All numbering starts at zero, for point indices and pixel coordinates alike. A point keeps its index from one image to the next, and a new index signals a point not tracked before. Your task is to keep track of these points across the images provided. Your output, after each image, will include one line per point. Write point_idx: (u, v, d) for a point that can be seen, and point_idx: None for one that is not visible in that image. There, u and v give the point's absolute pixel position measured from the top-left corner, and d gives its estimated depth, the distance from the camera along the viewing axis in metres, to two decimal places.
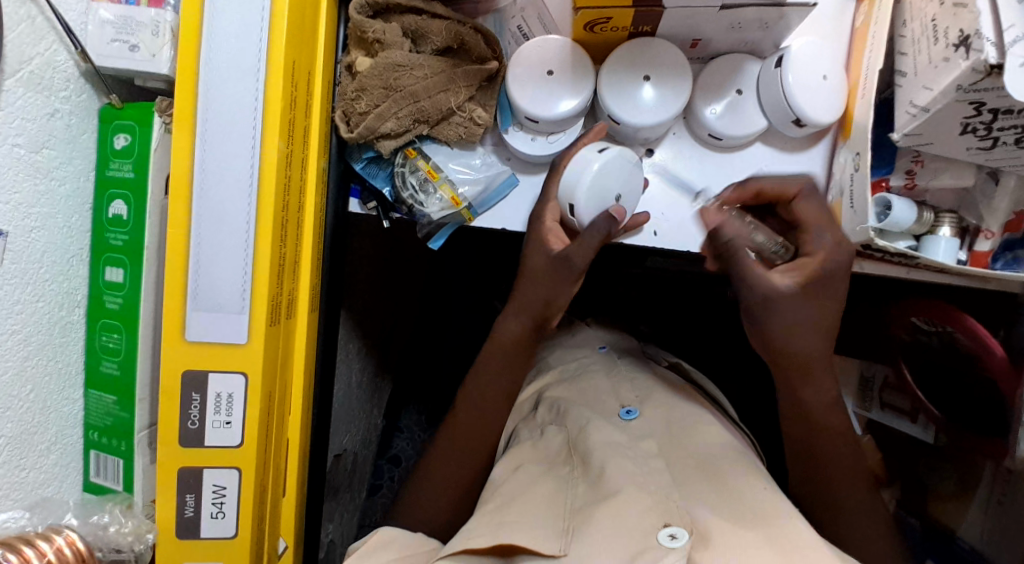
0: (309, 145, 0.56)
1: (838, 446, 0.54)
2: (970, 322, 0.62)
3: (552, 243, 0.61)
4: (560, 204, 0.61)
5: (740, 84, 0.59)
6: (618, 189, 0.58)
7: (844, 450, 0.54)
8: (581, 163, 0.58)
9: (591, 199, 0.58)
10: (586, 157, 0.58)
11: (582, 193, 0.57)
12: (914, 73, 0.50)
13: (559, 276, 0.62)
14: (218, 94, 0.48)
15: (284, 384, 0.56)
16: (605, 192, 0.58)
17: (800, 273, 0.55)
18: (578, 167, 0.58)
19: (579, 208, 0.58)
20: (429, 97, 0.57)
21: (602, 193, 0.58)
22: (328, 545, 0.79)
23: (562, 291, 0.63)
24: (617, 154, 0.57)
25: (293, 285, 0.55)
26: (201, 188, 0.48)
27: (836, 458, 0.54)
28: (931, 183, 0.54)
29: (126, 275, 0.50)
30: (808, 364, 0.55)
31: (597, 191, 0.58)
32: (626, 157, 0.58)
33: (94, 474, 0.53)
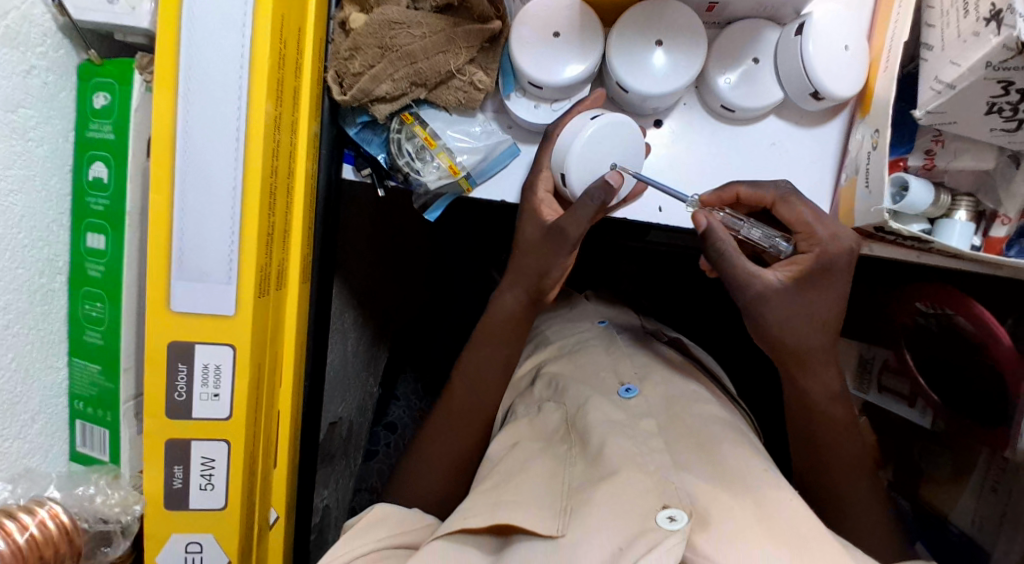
0: (300, 108, 0.53)
1: (839, 431, 0.56)
2: (979, 308, 0.60)
3: (546, 214, 0.58)
4: (552, 174, 0.58)
5: (758, 52, 0.56)
6: (614, 158, 0.55)
7: (844, 435, 0.56)
8: (572, 130, 0.55)
9: (583, 168, 0.55)
10: (580, 123, 0.55)
11: (572, 161, 0.54)
12: (940, 47, 0.47)
13: (549, 246, 0.58)
14: (202, 50, 0.45)
15: (274, 355, 0.54)
16: (599, 161, 0.55)
17: (793, 269, 0.53)
18: (569, 135, 0.55)
19: (570, 177, 0.55)
20: (426, 58, 0.54)
21: (596, 160, 0.55)
22: (323, 510, 0.81)
23: (551, 262, 0.59)
24: (611, 120, 0.54)
25: (283, 254, 0.53)
26: (184, 152, 0.46)
27: (836, 445, 0.56)
28: (949, 165, 0.52)
29: (108, 242, 0.48)
30: (803, 356, 0.54)
31: (590, 158, 0.55)
32: (622, 122, 0.55)
33: (80, 444, 0.52)
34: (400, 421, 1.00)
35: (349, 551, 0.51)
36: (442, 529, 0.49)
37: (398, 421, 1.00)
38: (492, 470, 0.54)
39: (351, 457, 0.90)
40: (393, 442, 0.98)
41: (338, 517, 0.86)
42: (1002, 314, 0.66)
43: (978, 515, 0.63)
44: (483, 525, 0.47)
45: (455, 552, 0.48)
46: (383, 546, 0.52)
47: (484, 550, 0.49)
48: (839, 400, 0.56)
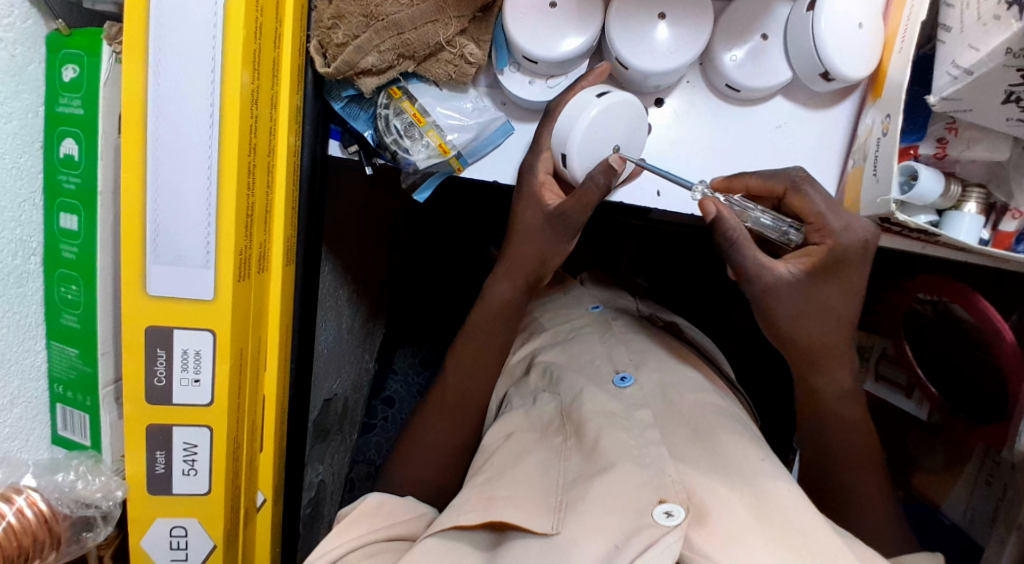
0: (280, 80, 0.50)
1: (842, 433, 0.54)
2: (982, 302, 0.58)
3: (546, 198, 0.57)
4: (552, 155, 0.56)
5: (767, 27, 0.53)
6: (616, 140, 0.53)
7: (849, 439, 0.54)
8: (575, 109, 0.52)
9: (584, 149, 0.53)
10: (584, 102, 0.52)
11: (575, 142, 0.52)
12: (959, 28, 0.45)
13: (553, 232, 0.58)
14: (172, 20, 0.42)
15: (257, 338, 0.53)
16: (601, 141, 0.53)
17: (807, 261, 0.50)
18: (571, 115, 0.52)
19: (571, 157, 0.53)
20: (414, 28, 0.51)
21: (597, 142, 0.53)
22: (318, 484, 0.81)
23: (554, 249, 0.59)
24: (617, 98, 0.52)
25: (264, 236, 0.51)
26: (156, 127, 0.43)
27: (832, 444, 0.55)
28: (962, 154, 0.49)
29: (80, 222, 0.46)
30: (807, 351, 0.52)
31: (593, 140, 0.52)
32: (628, 104, 0.52)
33: (62, 427, 0.51)
34: (398, 395, 0.99)
35: (340, 546, 0.51)
36: (437, 525, 0.49)
37: (396, 395, 0.99)
38: (485, 462, 0.54)
39: (348, 432, 0.91)
40: (391, 415, 0.98)
41: (332, 490, 0.87)
42: (1007, 310, 0.65)
43: (970, 507, 0.63)
44: (475, 523, 0.47)
45: (448, 549, 0.47)
46: (367, 541, 0.51)
47: (479, 546, 0.48)
48: (841, 399, 0.54)
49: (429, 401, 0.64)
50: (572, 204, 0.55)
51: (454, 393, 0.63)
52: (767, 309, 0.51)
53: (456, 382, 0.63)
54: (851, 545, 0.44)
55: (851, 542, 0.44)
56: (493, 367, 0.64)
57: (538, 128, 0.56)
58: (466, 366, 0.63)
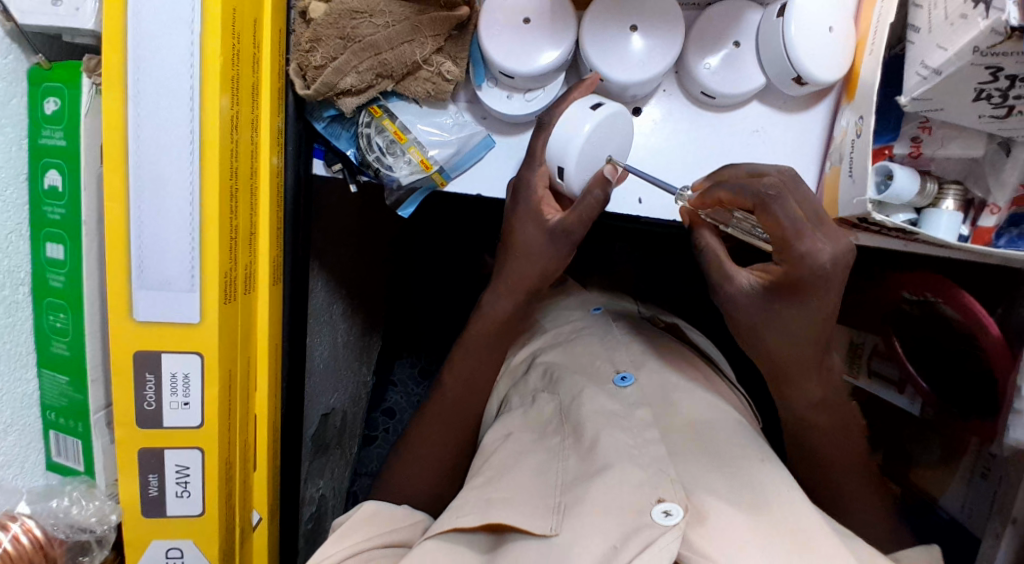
0: (260, 104, 0.51)
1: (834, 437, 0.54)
2: (966, 297, 0.59)
3: (547, 213, 0.57)
4: (547, 168, 0.55)
5: (738, 34, 0.53)
6: (610, 151, 0.54)
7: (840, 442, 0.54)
8: (571, 123, 0.52)
9: (583, 164, 0.53)
10: (580, 116, 0.52)
11: (574, 156, 0.52)
12: (927, 29, 0.45)
13: (538, 243, 0.58)
14: (149, 52, 0.43)
15: (246, 360, 0.54)
16: (597, 154, 0.54)
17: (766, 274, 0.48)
18: (567, 130, 0.52)
19: (570, 173, 0.53)
20: (391, 48, 0.52)
21: (594, 154, 0.53)
22: (320, 499, 0.82)
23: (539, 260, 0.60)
24: (612, 113, 0.52)
25: (250, 258, 0.52)
26: (137, 156, 0.44)
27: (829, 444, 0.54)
28: (936, 153, 0.49)
29: (67, 251, 0.47)
30: None
31: (590, 152, 0.53)
32: (618, 113, 0.53)
33: (55, 454, 0.52)
34: (398, 407, 1.00)
35: (340, 550, 0.51)
36: (434, 528, 0.49)
37: (396, 406, 1.00)
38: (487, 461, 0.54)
39: (348, 445, 0.91)
40: (393, 427, 0.99)
41: (333, 505, 0.87)
42: (993, 303, 0.64)
43: (967, 502, 0.63)
44: (474, 524, 0.47)
45: (448, 549, 0.48)
46: (364, 548, 0.51)
47: (478, 549, 0.49)
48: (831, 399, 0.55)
49: (424, 410, 0.65)
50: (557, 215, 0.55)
51: (449, 402, 0.64)
52: None
53: (450, 393, 0.64)
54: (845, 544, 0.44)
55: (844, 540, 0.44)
56: (486, 377, 0.64)
57: (531, 140, 0.55)
58: (457, 374, 0.64)
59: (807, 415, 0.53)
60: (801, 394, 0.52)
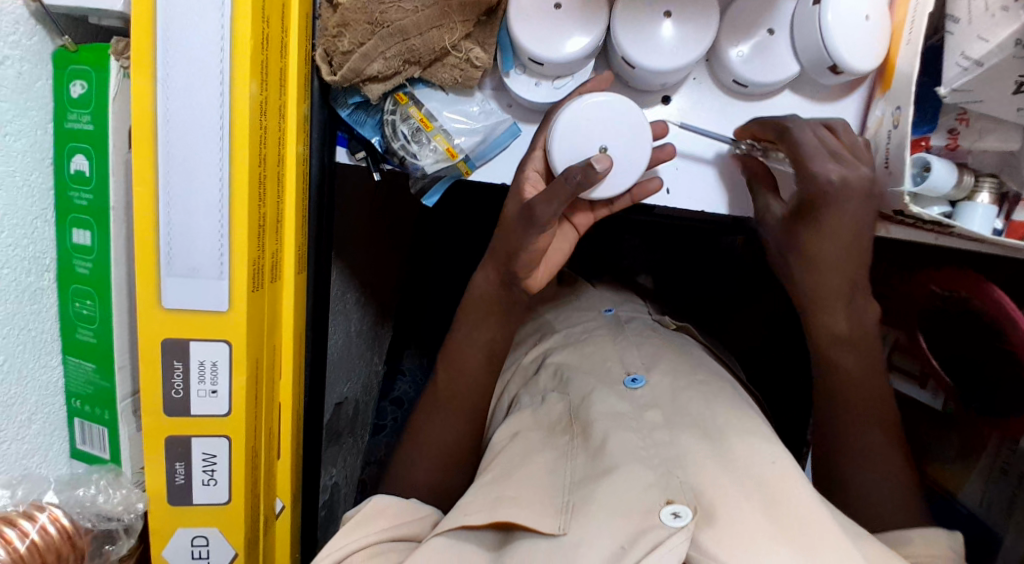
0: (287, 89, 0.50)
1: None
2: (996, 292, 0.56)
3: (528, 193, 0.56)
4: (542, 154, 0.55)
5: (772, 22, 0.52)
6: (603, 141, 0.53)
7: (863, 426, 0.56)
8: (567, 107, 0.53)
9: (566, 145, 0.53)
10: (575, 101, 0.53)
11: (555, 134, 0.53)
12: (967, 19, 0.44)
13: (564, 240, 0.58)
14: (180, 34, 0.42)
15: (271, 348, 0.53)
16: (587, 141, 0.53)
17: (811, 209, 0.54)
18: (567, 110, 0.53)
19: (552, 152, 0.53)
20: (419, 34, 0.51)
21: (579, 141, 0.53)
22: (332, 488, 0.82)
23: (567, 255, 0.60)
24: (605, 99, 0.52)
25: (276, 245, 0.51)
26: (167, 140, 0.43)
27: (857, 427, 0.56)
28: (974, 145, 0.49)
29: (94, 238, 0.46)
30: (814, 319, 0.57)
31: (572, 135, 0.53)
32: (630, 110, 0.52)
33: (80, 442, 0.52)
34: (406, 396, 0.99)
35: (344, 546, 0.51)
36: (444, 525, 0.50)
37: (404, 396, 1.00)
38: (494, 460, 0.55)
39: (359, 434, 0.91)
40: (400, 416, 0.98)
41: (347, 494, 0.87)
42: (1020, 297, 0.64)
43: (986, 496, 0.63)
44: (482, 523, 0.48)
45: (456, 550, 0.48)
46: (373, 541, 0.51)
47: (486, 547, 0.49)
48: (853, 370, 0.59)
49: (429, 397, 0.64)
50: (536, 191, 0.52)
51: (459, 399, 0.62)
52: None
53: (460, 387, 0.62)
54: (862, 545, 0.45)
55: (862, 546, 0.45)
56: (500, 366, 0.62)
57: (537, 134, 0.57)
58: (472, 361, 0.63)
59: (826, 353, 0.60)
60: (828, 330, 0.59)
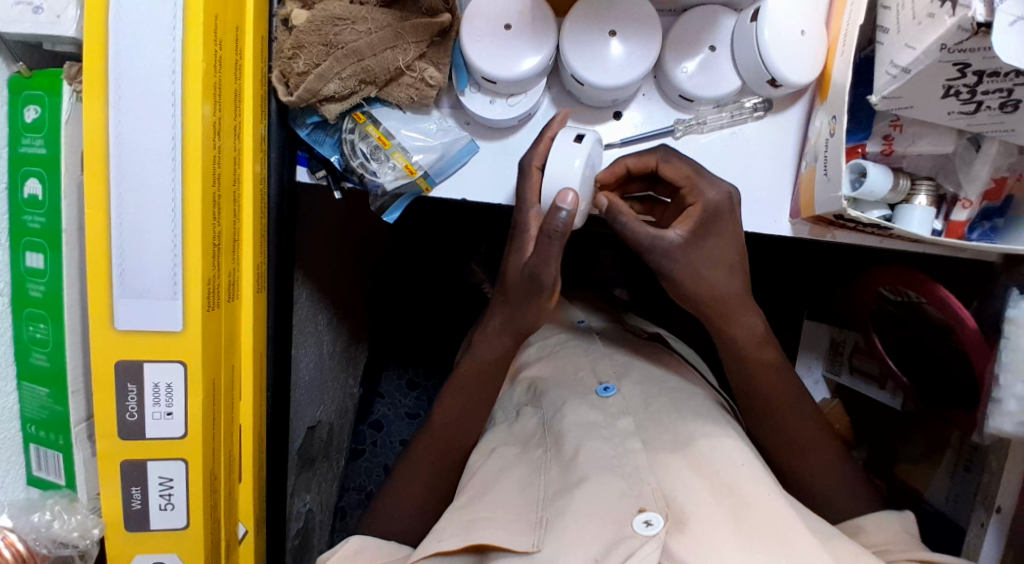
0: (242, 112, 0.51)
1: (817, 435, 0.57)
2: (943, 292, 0.58)
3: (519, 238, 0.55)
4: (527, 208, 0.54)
5: (714, 39, 0.55)
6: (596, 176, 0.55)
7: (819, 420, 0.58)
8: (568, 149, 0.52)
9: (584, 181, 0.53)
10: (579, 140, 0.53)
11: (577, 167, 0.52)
12: (895, 31, 0.46)
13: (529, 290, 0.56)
14: (130, 58, 0.43)
15: (230, 368, 0.53)
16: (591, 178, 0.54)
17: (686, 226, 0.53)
18: (561, 169, 0.52)
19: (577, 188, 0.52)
20: (374, 55, 0.52)
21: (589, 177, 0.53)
22: (307, 514, 0.81)
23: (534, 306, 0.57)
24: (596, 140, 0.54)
25: (233, 264, 0.52)
26: (119, 161, 0.44)
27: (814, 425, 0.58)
28: (908, 149, 0.51)
29: (46, 260, 0.46)
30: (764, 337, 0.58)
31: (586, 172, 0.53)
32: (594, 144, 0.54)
33: (36, 468, 0.51)
34: (385, 419, 0.99)
35: None
36: (417, 554, 0.49)
37: (383, 419, 1.00)
38: (471, 480, 0.54)
39: (335, 459, 0.91)
40: (379, 440, 0.98)
41: (321, 520, 0.87)
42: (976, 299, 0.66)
43: (953, 493, 0.63)
44: (457, 547, 0.47)
45: None
46: None
47: None
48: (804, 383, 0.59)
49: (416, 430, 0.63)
50: (533, 257, 0.54)
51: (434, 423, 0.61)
52: (707, 299, 0.56)
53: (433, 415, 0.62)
54: (830, 547, 0.46)
55: (831, 548, 0.45)
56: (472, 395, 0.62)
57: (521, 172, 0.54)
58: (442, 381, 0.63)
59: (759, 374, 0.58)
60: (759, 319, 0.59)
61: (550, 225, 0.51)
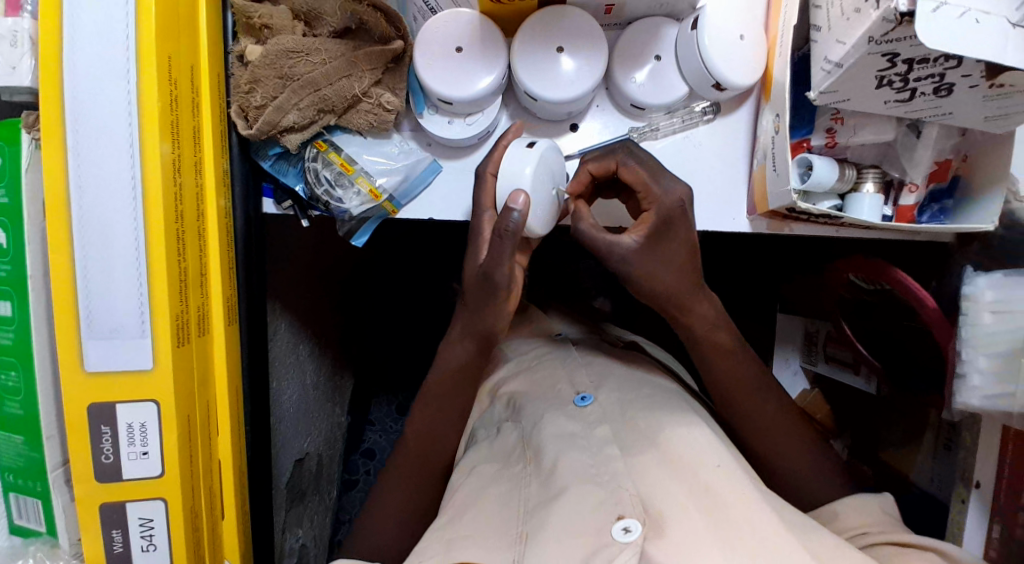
0: (202, 148, 0.52)
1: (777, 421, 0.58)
2: (899, 274, 0.59)
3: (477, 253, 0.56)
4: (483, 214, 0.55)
5: (659, 49, 0.56)
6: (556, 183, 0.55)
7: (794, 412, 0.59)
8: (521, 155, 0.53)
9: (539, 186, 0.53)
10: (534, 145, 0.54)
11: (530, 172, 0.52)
12: (828, 27, 0.48)
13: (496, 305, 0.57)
14: (86, 103, 0.44)
15: (205, 403, 0.53)
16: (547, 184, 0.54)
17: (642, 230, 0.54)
18: (512, 172, 0.53)
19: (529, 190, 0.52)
20: (330, 84, 0.54)
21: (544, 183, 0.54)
22: (301, 549, 0.81)
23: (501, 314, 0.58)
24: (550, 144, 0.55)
25: (201, 299, 0.52)
26: (80, 205, 0.44)
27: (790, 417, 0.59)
28: (851, 140, 0.53)
29: (14, 308, 0.46)
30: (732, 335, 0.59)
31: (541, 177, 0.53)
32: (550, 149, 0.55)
33: (16, 517, 0.52)
34: (377, 446, 0.99)
35: None
36: None
37: (375, 447, 1.00)
38: (451, 500, 0.55)
39: (326, 491, 0.91)
40: (372, 468, 0.98)
41: (316, 553, 0.86)
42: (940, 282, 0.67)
43: (936, 475, 0.64)
44: None
45: None
46: None
47: None
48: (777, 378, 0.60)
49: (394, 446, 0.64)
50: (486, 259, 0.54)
51: (416, 444, 0.62)
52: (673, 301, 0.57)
53: (415, 437, 0.62)
54: (808, 540, 0.46)
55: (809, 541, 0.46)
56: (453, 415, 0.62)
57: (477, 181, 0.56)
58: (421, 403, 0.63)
59: (731, 370, 0.59)
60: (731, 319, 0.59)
61: (502, 224, 0.51)
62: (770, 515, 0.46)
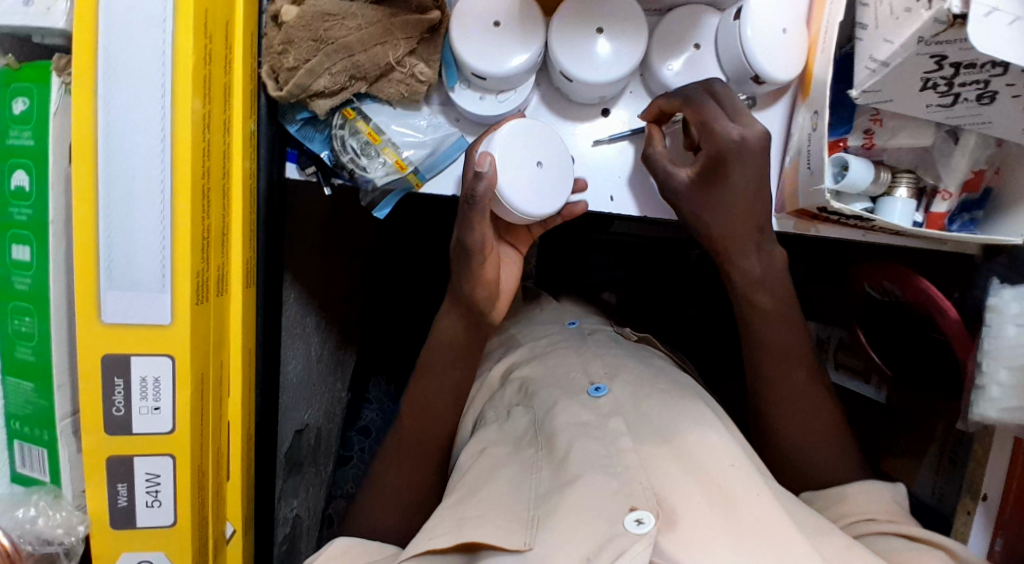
0: (231, 105, 0.51)
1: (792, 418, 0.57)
2: (923, 283, 0.59)
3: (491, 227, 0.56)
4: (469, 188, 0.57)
5: (697, 38, 0.56)
6: (539, 158, 0.55)
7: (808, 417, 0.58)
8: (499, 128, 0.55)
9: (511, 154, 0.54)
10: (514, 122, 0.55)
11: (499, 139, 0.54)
12: (874, 26, 0.47)
13: None
14: (120, 48, 0.43)
15: (218, 364, 0.52)
16: (525, 157, 0.55)
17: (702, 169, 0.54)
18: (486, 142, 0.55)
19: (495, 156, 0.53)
20: (364, 51, 0.53)
21: (521, 153, 0.54)
22: (294, 520, 0.80)
23: None
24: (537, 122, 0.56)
25: (222, 258, 0.51)
26: (108, 151, 0.43)
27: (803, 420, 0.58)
28: (888, 143, 0.52)
29: (33, 253, 0.46)
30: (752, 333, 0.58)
31: (513, 145, 0.54)
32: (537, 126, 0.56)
33: (20, 465, 0.51)
34: (374, 424, 0.99)
35: None
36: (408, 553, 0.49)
37: (372, 424, 0.99)
38: (460, 480, 0.54)
39: (322, 464, 0.90)
40: (367, 446, 0.97)
41: (309, 526, 0.86)
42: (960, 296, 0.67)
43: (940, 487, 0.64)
44: (448, 545, 0.47)
45: None
46: None
47: None
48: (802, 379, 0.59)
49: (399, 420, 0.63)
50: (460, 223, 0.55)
51: (423, 421, 0.61)
52: None
53: (422, 414, 0.61)
54: (821, 544, 0.46)
55: (823, 546, 0.46)
56: (461, 394, 0.62)
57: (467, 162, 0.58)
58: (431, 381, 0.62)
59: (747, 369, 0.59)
60: (754, 308, 0.59)
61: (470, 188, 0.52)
62: (785, 517, 0.46)
